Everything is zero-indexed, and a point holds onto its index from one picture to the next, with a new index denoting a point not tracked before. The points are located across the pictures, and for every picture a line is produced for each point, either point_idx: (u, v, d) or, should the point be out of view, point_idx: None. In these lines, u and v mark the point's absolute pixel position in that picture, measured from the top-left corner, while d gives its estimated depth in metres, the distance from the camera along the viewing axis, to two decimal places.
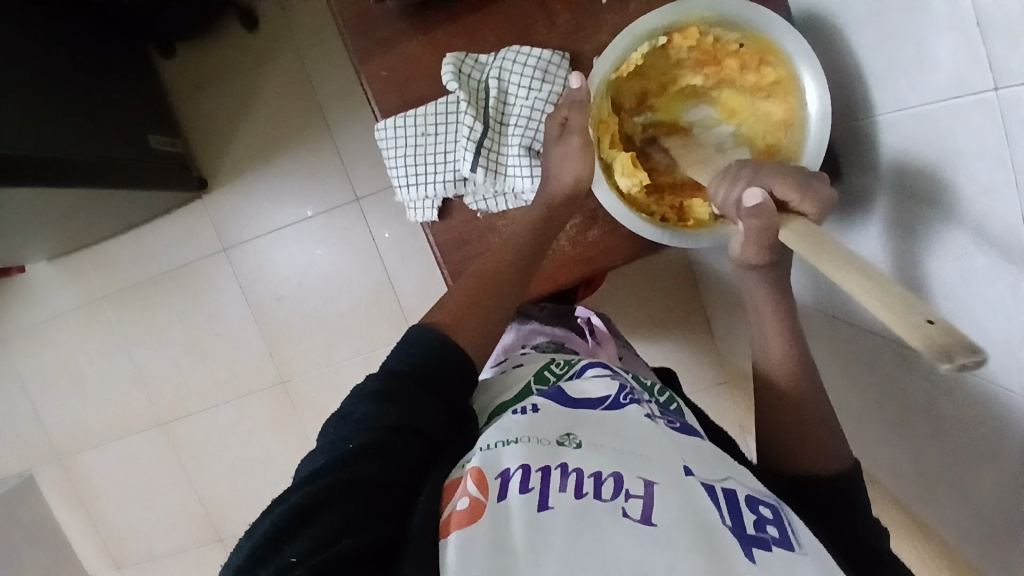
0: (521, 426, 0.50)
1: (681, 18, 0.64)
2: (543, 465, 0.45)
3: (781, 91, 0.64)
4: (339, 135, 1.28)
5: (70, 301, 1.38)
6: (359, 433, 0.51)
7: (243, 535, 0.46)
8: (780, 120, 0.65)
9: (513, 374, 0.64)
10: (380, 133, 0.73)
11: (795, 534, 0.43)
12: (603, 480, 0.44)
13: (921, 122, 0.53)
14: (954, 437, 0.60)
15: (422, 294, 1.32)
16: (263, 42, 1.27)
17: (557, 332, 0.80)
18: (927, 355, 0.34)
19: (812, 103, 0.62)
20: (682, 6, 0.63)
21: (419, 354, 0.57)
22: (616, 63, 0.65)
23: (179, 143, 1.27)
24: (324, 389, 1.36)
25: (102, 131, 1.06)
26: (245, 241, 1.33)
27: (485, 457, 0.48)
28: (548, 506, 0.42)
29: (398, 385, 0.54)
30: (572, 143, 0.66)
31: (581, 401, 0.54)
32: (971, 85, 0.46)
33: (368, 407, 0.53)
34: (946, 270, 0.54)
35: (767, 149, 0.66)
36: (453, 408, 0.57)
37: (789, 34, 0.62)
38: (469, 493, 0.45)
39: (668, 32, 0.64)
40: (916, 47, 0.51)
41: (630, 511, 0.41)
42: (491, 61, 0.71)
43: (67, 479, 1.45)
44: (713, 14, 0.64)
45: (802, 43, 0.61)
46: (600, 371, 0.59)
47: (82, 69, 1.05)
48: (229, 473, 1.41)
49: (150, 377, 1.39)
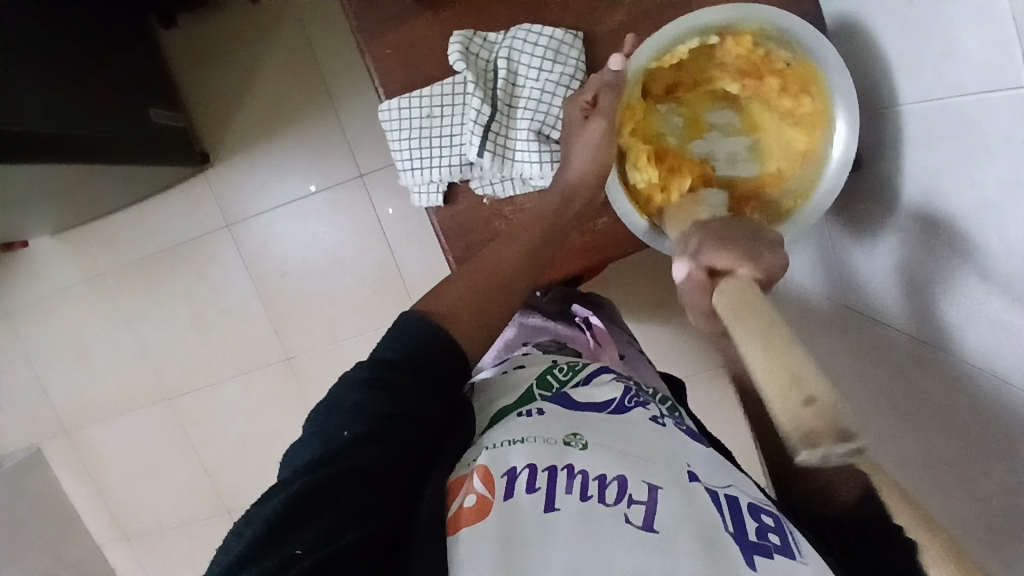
0: (526, 427, 0.50)
1: (738, 23, 0.63)
2: (549, 465, 0.45)
3: (811, 123, 0.64)
4: (343, 110, 1.26)
5: (73, 276, 1.37)
6: (353, 421, 0.50)
7: (238, 529, 0.45)
8: (799, 150, 0.66)
9: (516, 375, 0.63)
10: (384, 113, 0.71)
11: (797, 544, 0.43)
12: (607, 483, 0.43)
13: (946, 114, 0.51)
14: (964, 438, 0.59)
15: (427, 273, 1.31)
16: (265, 12, 1.24)
17: (560, 331, 0.79)
18: (792, 436, 0.33)
19: (838, 142, 0.62)
20: (743, 10, 0.62)
21: (411, 342, 0.55)
22: (660, 53, 0.64)
23: (181, 116, 1.25)
24: (328, 366, 1.36)
25: (103, 105, 1.04)
26: (248, 218, 1.32)
27: (492, 455, 0.48)
28: (555, 508, 0.42)
29: (392, 373, 0.53)
30: (598, 127, 0.63)
31: (586, 404, 0.53)
32: (1004, 80, 0.43)
33: (360, 394, 0.51)
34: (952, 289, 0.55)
35: (776, 174, 0.67)
36: (447, 397, 0.56)
37: (837, 73, 0.61)
38: (476, 490, 0.45)
39: (721, 31, 0.63)
40: (949, 36, 0.48)
41: (632, 517, 0.40)
42: (501, 41, 0.69)
43: (75, 451, 1.46)
44: (771, 25, 0.63)
45: (848, 84, 0.60)
46: (606, 376, 0.59)
47: (80, 41, 1.03)
48: (235, 447, 1.42)
49: (156, 352, 1.39)
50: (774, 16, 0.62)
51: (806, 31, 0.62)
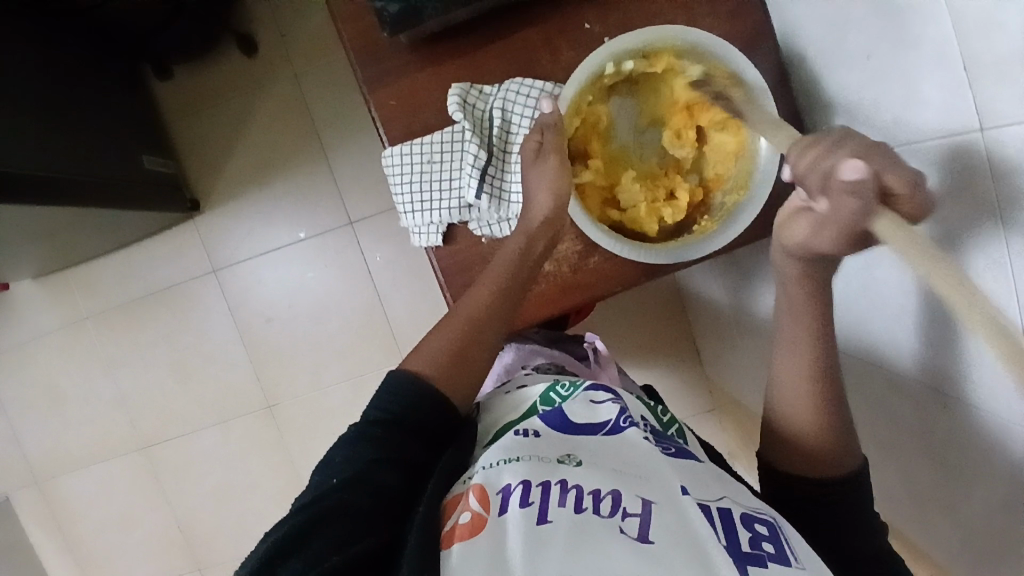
0: (522, 447, 0.53)
1: (656, 44, 0.68)
2: (543, 481, 0.48)
3: (734, 124, 0.68)
4: (334, 158, 1.29)
5: (53, 321, 1.35)
6: (343, 468, 0.53)
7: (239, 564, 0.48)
8: (731, 151, 0.70)
9: (520, 394, 0.65)
10: (387, 159, 0.74)
11: (790, 550, 0.45)
12: (601, 497, 0.46)
13: (907, 155, 0.56)
14: (944, 466, 0.62)
15: (412, 317, 1.32)
16: (261, 66, 1.29)
17: (556, 354, 0.82)
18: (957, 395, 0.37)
19: (763, 136, 0.68)
20: (658, 31, 0.67)
21: (394, 399, 0.58)
22: (604, 64, 0.67)
23: (172, 163, 1.27)
24: (311, 413, 1.35)
25: (94, 149, 1.05)
26: (235, 263, 1.32)
27: (488, 475, 0.51)
28: (547, 520, 0.44)
29: (381, 429, 0.56)
30: (548, 163, 0.68)
31: (581, 427, 0.56)
32: (956, 127, 0.49)
33: (349, 449, 0.55)
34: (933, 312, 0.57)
35: (716, 177, 0.72)
36: (428, 439, 0.58)
37: (750, 69, 0.66)
38: (472, 508, 0.48)
39: (643, 53, 0.68)
40: (908, 92, 0.53)
41: (627, 529, 0.43)
42: (495, 93, 0.72)
43: (43, 504, 1.40)
44: (683, 42, 0.68)
45: (761, 80, 0.66)
46: (604, 395, 0.61)
47: (74, 87, 1.05)
48: (210, 498, 1.38)
49: (133, 398, 1.36)
50: (685, 33, 0.67)
51: (708, 35, 0.67)
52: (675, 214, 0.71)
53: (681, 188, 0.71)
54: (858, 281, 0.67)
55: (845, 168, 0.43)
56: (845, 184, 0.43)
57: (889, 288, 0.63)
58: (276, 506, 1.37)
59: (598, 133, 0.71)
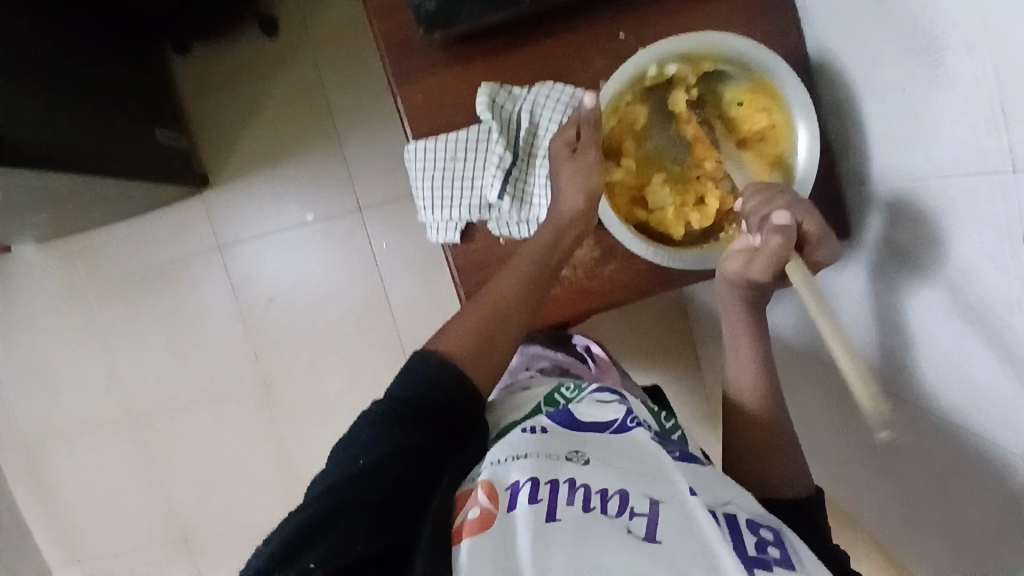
0: (530, 444, 0.53)
1: (702, 49, 0.67)
2: (552, 478, 0.49)
3: (774, 135, 0.69)
4: (347, 143, 1.29)
5: (52, 287, 1.34)
6: (366, 452, 0.54)
7: (260, 543, 0.50)
8: (767, 161, 0.70)
9: (524, 395, 0.68)
10: (410, 153, 0.73)
11: (794, 556, 0.47)
12: (609, 496, 0.47)
13: (931, 189, 0.56)
14: (943, 493, 0.63)
15: (415, 308, 1.32)
16: (279, 45, 1.27)
17: (560, 357, 0.82)
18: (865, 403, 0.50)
19: (801, 151, 0.68)
20: (706, 37, 0.66)
21: (419, 381, 0.58)
22: (648, 66, 0.67)
23: (184, 137, 1.26)
24: (307, 397, 1.35)
25: (107, 118, 1.04)
26: (240, 241, 1.32)
27: (496, 471, 0.51)
28: (556, 518, 0.45)
29: (406, 413, 0.56)
30: (586, 158, 0.67)
31: (590, 424, 0.57)
32: (988, 165, 0.49)
33: (373, 431, 0.55)
34: (949, 340, 0.57)
35: (748, 186, 0.71)
36: (452, 425, 0.58)
37: (794, 87, 0.66)
38: (481, 503, 0.49)
39: (689, 57, 0.68)
40: (940, 126, 0.54)
41: (634, 529, 0.45)
42: (524, 95, 0.72)
43: (31, 470, 1.40)
44: (731, 50, 0.67)
45: (805, 98, 0.66)
46: (610, 395, 0.62)
47: (91, 54, 1.04)
48: (200, 475, 1.37)
49: (129, 370, 1.36)
50: (734, 41, 0.66)
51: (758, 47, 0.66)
52: (701, 221, 0.71)
53: (710, 194, 0.71)
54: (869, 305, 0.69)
55: (774, 216, 0.58)
56: (773, 226, 0.57)
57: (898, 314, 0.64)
58: (266, 487, 1.37)
59: (633, 131, 0.71)
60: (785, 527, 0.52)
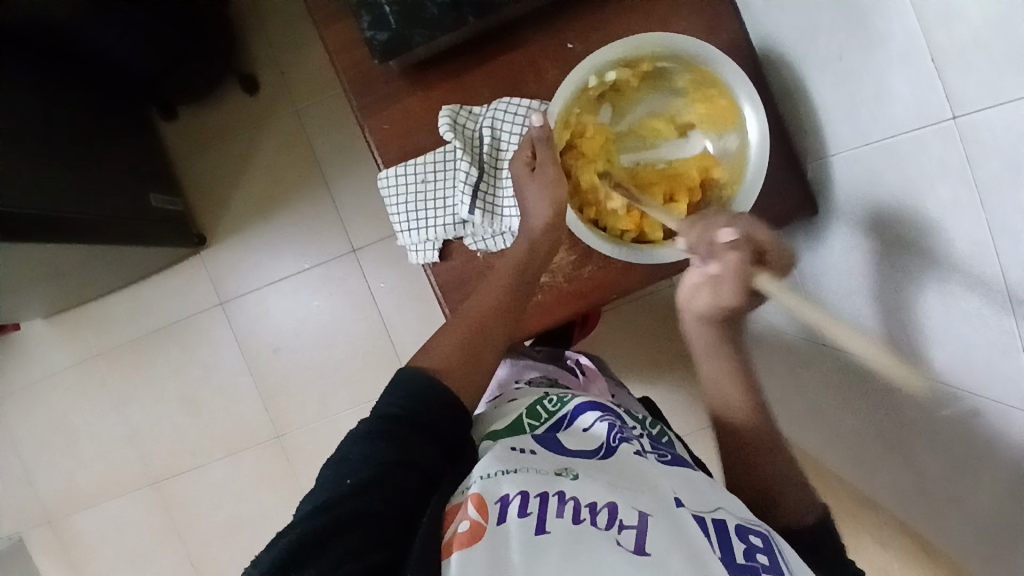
0: (518, 459, 0.54)
1: (636, 52, 0.69)
2: (542, 491, 0.49)
3: (722, 120, 0.71)
4: (336, 188, 1.32)
5: (64, 358, 1.37)
6: (358, 470, 0.54)
7: (249, 567, 0.49)
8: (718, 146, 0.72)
9: (508, 406, 0.68)
10: (383, 181, 0.76)
11: (783, 562, 0.47)
12: (598, 510, 0.47)
13: (886, 153, 0.57)
14: (949, 456, 0.62)
15: (419, 340, 1.33)
16: (262, 103, 1.33)
17: (549, 367, 0.83)
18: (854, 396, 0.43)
19: (751, 128, 0.69)
20: (636, 40, 0.69)
21: (409, 394, 0.58)
22: (587, 79, 0.69)
23: (179, 200, 1.30)
24: (320, 441, 1.35)
25: (105, 190, 1.09)
26: (241, 294, 1.35)
27: (486, 484, 0.51)
28: (546, 530, 0.45)
29: (396, 426, 0.56)
30: (548, 173, 0.69)
31: (577, 451, 0.56)
32: (930, 115, 0.50)
33: (361, 447, 0.55)
34: (928, 296, 0.57)
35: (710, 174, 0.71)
36: (446, 443, 0.59)
37: (728, 66, 0.68)
38: (470, 516, 0.48)
39: (624, 62, 0.70)
40: (879, 88, 0.55)
41: (623, 542, 0.44)
42: (484, 113, 0.74)
43: (55, 542, 1.40)
44: (662, 48, 0.69)
45: (741, 75, 0.68)
46: (591, 416, 0.62)
47: (86, 132, 1.09)
48: (221, 532, 1.37)
49: (144, 433, 1.38)
50: (663, 39, 0.69)
51: (686, 38, 0.69)
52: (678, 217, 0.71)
53: (679, 190, 0.71)
54: (856, 279, 0.69)
55: (720, 236, 0.61)
56: (722, 244, 0.60)
57: (881, 271, 0.64)
58: None
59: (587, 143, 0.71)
60: (775, 533, 0.51)
